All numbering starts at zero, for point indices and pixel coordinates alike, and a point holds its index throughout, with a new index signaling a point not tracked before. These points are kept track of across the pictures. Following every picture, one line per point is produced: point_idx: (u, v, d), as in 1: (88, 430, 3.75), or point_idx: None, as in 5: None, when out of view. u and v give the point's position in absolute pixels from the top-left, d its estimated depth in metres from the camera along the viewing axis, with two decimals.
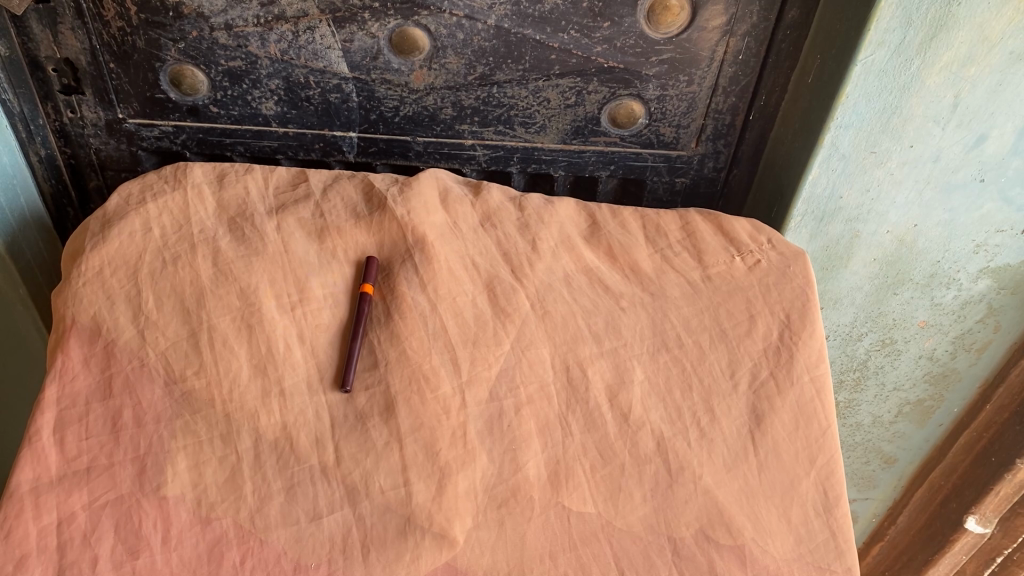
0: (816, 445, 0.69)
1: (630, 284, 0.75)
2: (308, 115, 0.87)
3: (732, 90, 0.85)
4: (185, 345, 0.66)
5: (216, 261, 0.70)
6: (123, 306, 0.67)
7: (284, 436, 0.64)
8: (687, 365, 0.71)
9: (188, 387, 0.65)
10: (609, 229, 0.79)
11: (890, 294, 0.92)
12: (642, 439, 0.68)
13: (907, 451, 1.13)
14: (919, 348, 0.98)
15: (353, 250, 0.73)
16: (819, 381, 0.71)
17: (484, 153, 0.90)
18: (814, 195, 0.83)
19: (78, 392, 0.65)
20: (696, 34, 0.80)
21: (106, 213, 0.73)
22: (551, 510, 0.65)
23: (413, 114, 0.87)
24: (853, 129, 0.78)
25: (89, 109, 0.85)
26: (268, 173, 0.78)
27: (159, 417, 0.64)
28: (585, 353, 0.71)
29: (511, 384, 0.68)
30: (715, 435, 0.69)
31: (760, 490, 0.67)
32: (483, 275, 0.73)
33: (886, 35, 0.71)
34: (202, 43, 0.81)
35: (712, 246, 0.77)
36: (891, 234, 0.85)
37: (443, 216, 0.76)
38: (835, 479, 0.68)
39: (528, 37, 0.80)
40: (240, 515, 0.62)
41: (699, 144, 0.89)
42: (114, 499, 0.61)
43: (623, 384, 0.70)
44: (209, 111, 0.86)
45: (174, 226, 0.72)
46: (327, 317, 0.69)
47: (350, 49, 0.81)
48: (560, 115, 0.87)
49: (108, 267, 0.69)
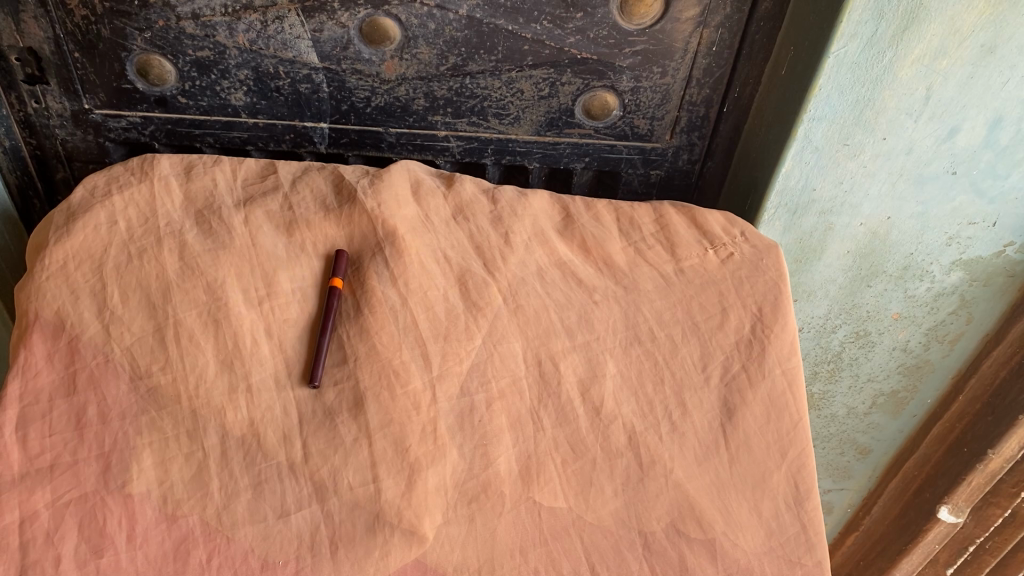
0: (787, 439, 0.69)
1: (603, 277, 0.75)
2: (278, 105, 0.85)
3: (706, 82, 0.84)
4: (151, 340, 0.65)
5: (182, 254, 0.68)
6: (88, 301, 0.66)
7: (251, 433, 0.64)
8: (659, 358, 0.71)
9: (154, 383, 0.64)
10: (582, 221, 0.78)
11: (864, 286, 0.92)
12: (614, 433, 0.68)
13: (881, 441, 1.14)
14: (893, 339, 0.98)
15: (322, 243, 0.72)
16: (791, 374, 0.71)
17: (458, 144, 0.89)
18: (788, 187, 0.83)
19: (41, 388, 0.63)
20: (670, 24, 0.80)
21: (71, 205, 0.71)
22: (522, 505, 0.65)
23: (385, 104, 0.86)
24: (826, 121, 0.77)
25: (54, 99, 0.84)
26: (236, 164, 0.76)
27: (124, 413, 0.63)
28: (557, 347, 0.70)
29: (482, 379, 0.68)
30: (687, 429, 0.69)
31: (731, 484, 0.67)
32: (455, 269, 0.72)
33: (858, 27, 0.71)
34: (169, 33, 0.79)
35: (685, 239, 0.77)
36: (864, 226, 0.85)
37: (414, 209, 0.75)
38: (806, 472, 0.68)
39: (500, 27, 0.79)
40: (207, 512, 0.61)
41: (674, 136, 0.89)
42: (77, 497, 0.60)
43: (595, 378, 0.70)
44: (178, 102, 0.85)
45: (140, 219, 0.70)
46: (295, 312, 0.68)
47: (320, 39, 0.80)
48: (534, 107, 0.86)
49: (72, 261, 0.68)
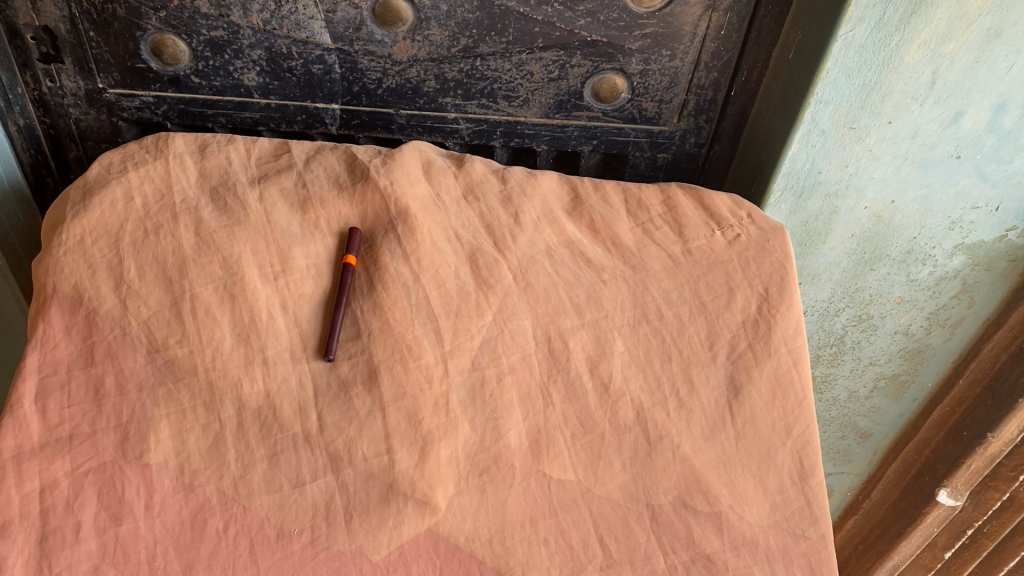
0: (792, 416, 0.70)
1: (611, 257, 0.76)
2: (290, 86, 0.86)
3: (714, 65, 0.85)
4: (167, 314, 0.66)
5: (198, 231, 0.70)
6: (105, 275, 0.67)
7: (267, 405, 0.65)
8: (667, 336, 0.72)
9: (171, 355, 0.65)
10: (591, 203, 0.79)
11: (867, 270, 0.93)
12: (622, 409, 0.69)
13: (881, 425, 1.15)
14: (895, 323, 0.99)
15: (336, 221, 0.73)
16: (796, 352, 0.72)
17: (467, 126, 0.90)
18: (794, 170, 0.84)
19: (59, 360, 0.65)
20: (679, 8, 0.81)
21: (87, 182, 0.72)
22: (532, 477, 0.66)
23: (397, 86, 0.86)
24: (833, 105, 0.78)
25: (68, 78, 0.84)
26: (250, 143, 0.77)
27: (141, 385, 0.64)
28: (566, 325, 0.71)
29: (493, 354, 0.69)
30: (693, 405, 0.70)
31: (737, 459, 0.68)
32: (466, 247, 0.73)
33: (867, 11, 0.72)
34: (184, 12, 0.80)
35: (693, 220, 0.78)
36: (869, 209, 0.87)
37: (426, 188, 0.76)
38: (810, 449, 0.69)
39: (511, 9, 0.80)
40: (224, 482, 0.62)
41: (681, 120, 0.90)
42: (96, 466, 0.61)
43: (604, 355, 0.71)
44: (191, 82, 0.85)
45: (156, 196, 0.72)
46: (310, 288, 0.70)
47: (333, 20, 0.81)
48: (543, 89, 0.87)
49: (89, 236, 0.69)
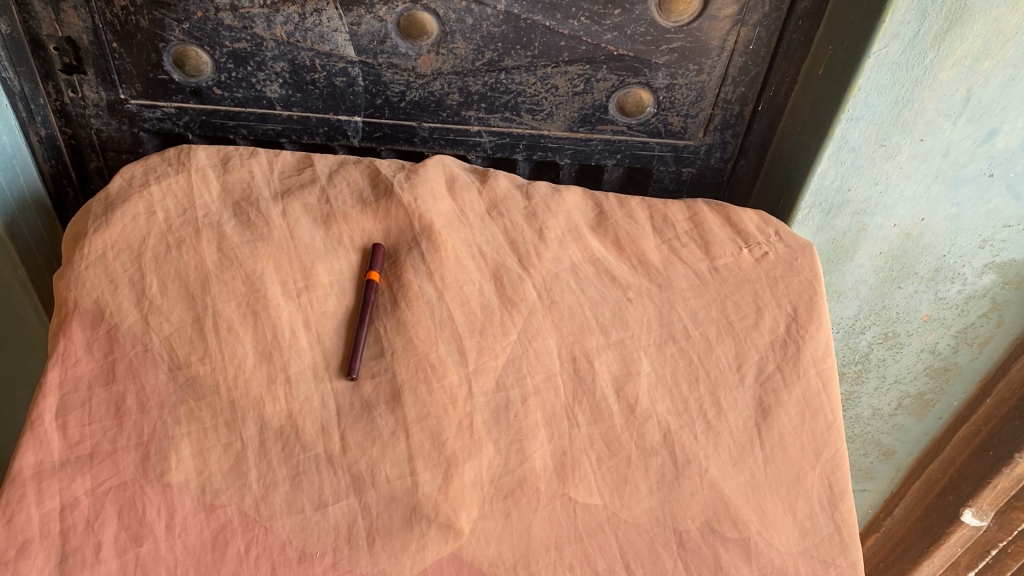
0: (821, 439, 0.69)
1: (637, 275, 0.75)
2: (313, 98, 0.86)
3: (742, 80, 0.84)
4: (189, 331, 0.66)
5: (220, 246, 0.69)
6: (127, 290, 0.67)
7: (290, 424, 0.64)
8: (694, 356, 0.71)
9: (193, 373, 0.65)
10: (616, 218, 0.79)
11: (894, 288, 0.92)
12: (648, 431, 0.68)
13: (905, 443, 1.13)
14: (921, 341, 0.98)
15: (359, 237, 0.72)
16: (825, 374, 0.71)
17: (490, 140, 0.89)
18: (823, 187, 0.82)
19: (80, 376, 0.64)
20: (708, 22, 0.79)
21: (109, 195, 0.72)
22: (557, 501, 0.64)
23: (419, 99, 0.86)
24: (863, 122, 0.77)
25: (90, 89, 0.84)
26: (273, 156, 0.77)
27: (163, 403, 0.64)
28: (592, 344, 0.70)
29: (517, 374, 0.68)
30: (721, 428, 0.69)
31: (766, 484, 0.67)
32: (490, 264, 0.72)
33: (901, 28, 0.70)
34: (207, 24, 0.79)
35: (720, 238, 0.78)
36: (898, 227, 0.85)
37: (450, 204, 0.75)
38: (840, 473, 0.68)
39: (537, 22, 0.79)
40: (246, 502, 0.61)
41: (707, 134, 0.89)
42: (116, 485, 0.61)
43: (629, 376, 0.70)
44: (213, 93, 0.85)
45: (178, 210, 0.72)
46: (332, 304, 0.69)
47: (357, 33, 0.80)
48: (567, 103, 0.86)
49: (111, 250, 0.68)
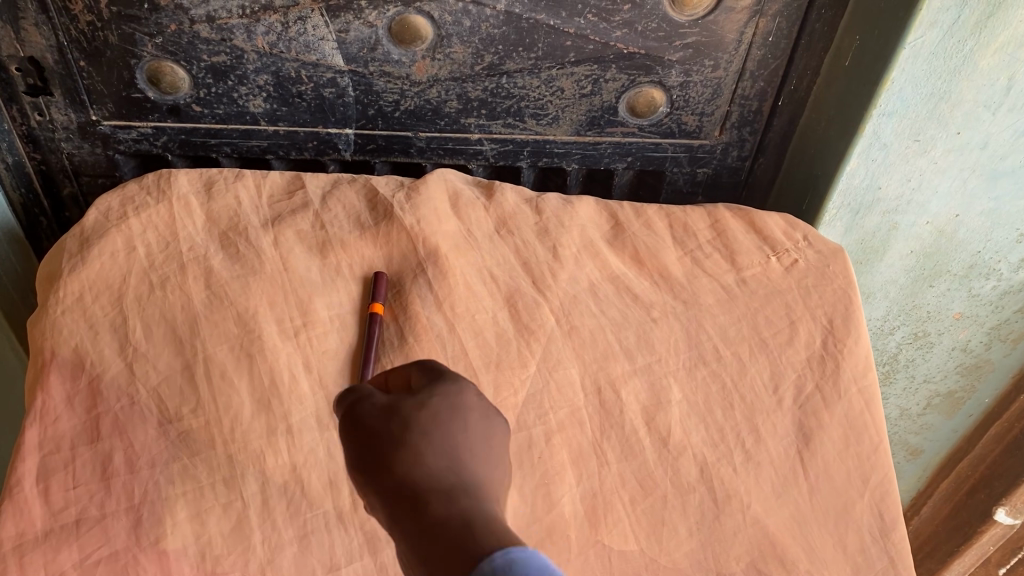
0: (868, 464, 0.64)
1: (660, 292, 0.70)
2: (300, 111, 0.80)
3: (760, 74, 0.78)
4: (179, 379, 0.60)
5: (208, 282, 0.64)
6: (108, 337, 0.62)
7: (294, 480, 0.59)
8: (727, 380, 0.66)
9: (185, 428, 0.59)
10: (632, 230, 0.73)
11: (926, 287, 0.87)
12: (684, 467, 0.62)
13: (934, 442, 1.08)
14: (953, 339, 0.93)
15: (359, 265, 0.67)
16: (867, 392, 0.66)
17: (491, 147, 0.83)
18: (851, 186, 0.77)
19: (61, 435, 0.58)
20: (724, 15, 0.73)
21: (84, 230, 0.66)
22: (591, 550, 0.59)
23: (415, 108, 0.80)
24: (896, 116, 0.71)
25: (59, 111, 0.78)
26: (260, 178, 0.71)
27: (153, 461, 0.58)
28: (617, 372, 0.65)
29: (540, 411, 0.62)
30: (762, 458, 0.63)
31: (813, 518, 0.62)
32: (502, 288, 0.67)
33: (939, 15, 0.65)
34: (182, 37, 0.73)
35: (745, 246, 0.73)
36: (931, 225, 0.80)
37: (455, 223, 0.70)
38: (890, 500, 0.63)
39: (541, 22, 0.73)
40: (251, 567, 0.56)
41: (723, 133, 0.83)
42: (108, 556, 0.55)
43: (660, 406, 0.64)
44: (192, 111, 0.79)
45: (160, 244, 0.66)
46: (334, 342, 0.63)
47: (345, 40, 0.74)
48: (574, 106, 0.80)
49: (89, 292, 0.63)
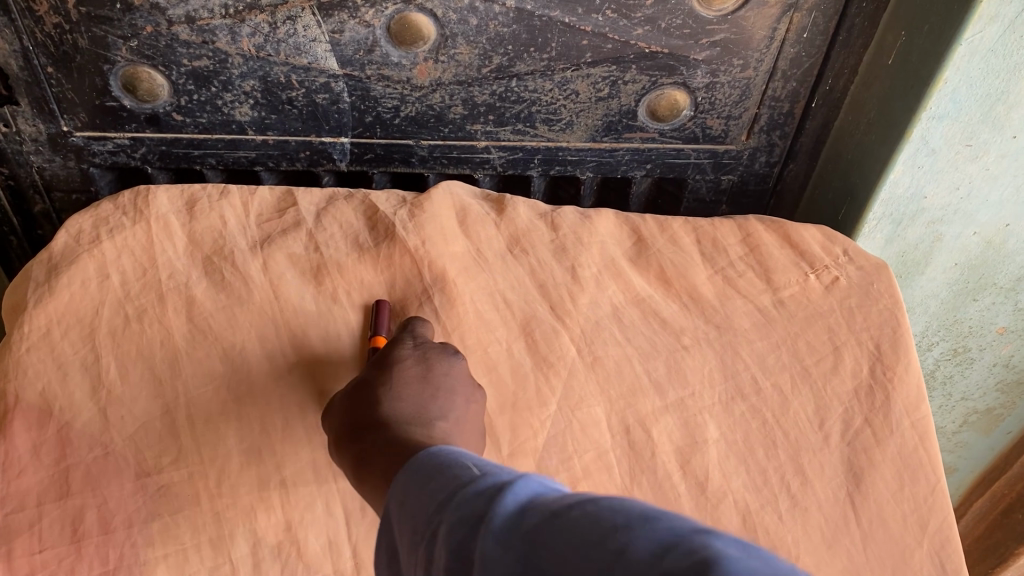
0: (925, 506, 0.58)
1: (691, 316, 0.63)
2: (291, 119, 0.73)
3: (793, 74, 0.72)
4: (157, 426, 0.54)
5: (190, 314, 0.57)
6: (79, 377, 0.54)
7: (289, 539, 0.53)
8: (768, 416, 0.60)
9: (165, 481, 0.53)
10: (658, 246, 0.66)
11: (969, 301, 0.80)
12: (724, 515, 0.57)
13: (968, 460, 1.02)
14: (995, 355, 0.87)
15: (357, 291, 0.60)
16: (921, 426, 0.60)
17: (499, 156, 0.76)
18: (894, 195, 0.71)
19: (27, 490, 0.52)
20: (755, 10, 0.67)
21: (52, 255, 0.59)
22: None
23: (417, 114, 0.73)
24: (947, 120, 0.65)
25: (26, 122, 0.70)
26: (248, 195, 0.63)
27: (130, 520, 0.52)
28: (646, 409, 0.59)
29: (562, 455, 0.57)
30: (808, 503, 0.58)
31: (866, 569, 0.56)
32: (518, 316, 0.61)
33: (1001, 8, 0.58)
34: (159, 40, 0.66)
35: (781, 263, 0.65)
36: (978, 235, 0.74)
37: (463, 243, 0.63)
38: (951, 547, 0.57)
39: (555, 19, 0.67)
40: None
41: (750, 137, 0.76)
42: None
43: (695, 446, 0.58)
44: (172, 120, 0.72)
45: (137, 271, 0.58)
46: (331, 381, 0.57)
47: (340, 42, 0.67)
48: (590, 110, 0.74)
49: (58, 326, 0.56)
